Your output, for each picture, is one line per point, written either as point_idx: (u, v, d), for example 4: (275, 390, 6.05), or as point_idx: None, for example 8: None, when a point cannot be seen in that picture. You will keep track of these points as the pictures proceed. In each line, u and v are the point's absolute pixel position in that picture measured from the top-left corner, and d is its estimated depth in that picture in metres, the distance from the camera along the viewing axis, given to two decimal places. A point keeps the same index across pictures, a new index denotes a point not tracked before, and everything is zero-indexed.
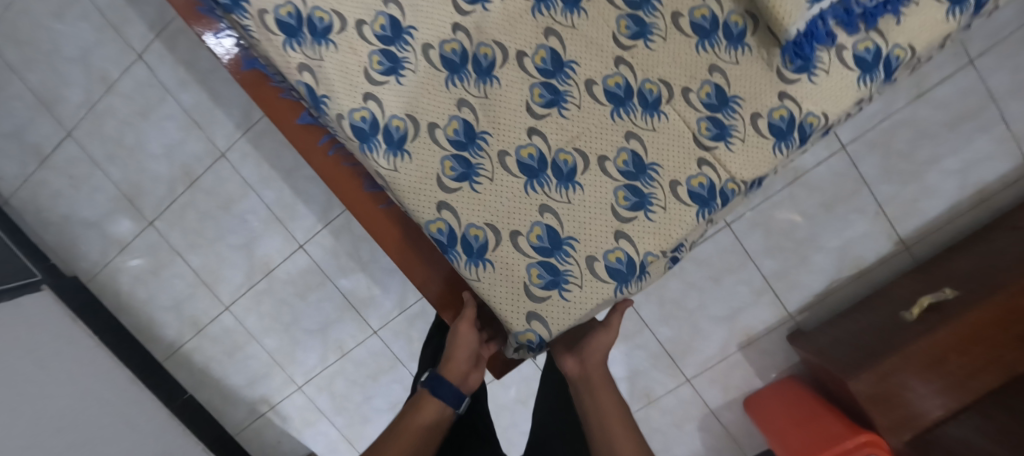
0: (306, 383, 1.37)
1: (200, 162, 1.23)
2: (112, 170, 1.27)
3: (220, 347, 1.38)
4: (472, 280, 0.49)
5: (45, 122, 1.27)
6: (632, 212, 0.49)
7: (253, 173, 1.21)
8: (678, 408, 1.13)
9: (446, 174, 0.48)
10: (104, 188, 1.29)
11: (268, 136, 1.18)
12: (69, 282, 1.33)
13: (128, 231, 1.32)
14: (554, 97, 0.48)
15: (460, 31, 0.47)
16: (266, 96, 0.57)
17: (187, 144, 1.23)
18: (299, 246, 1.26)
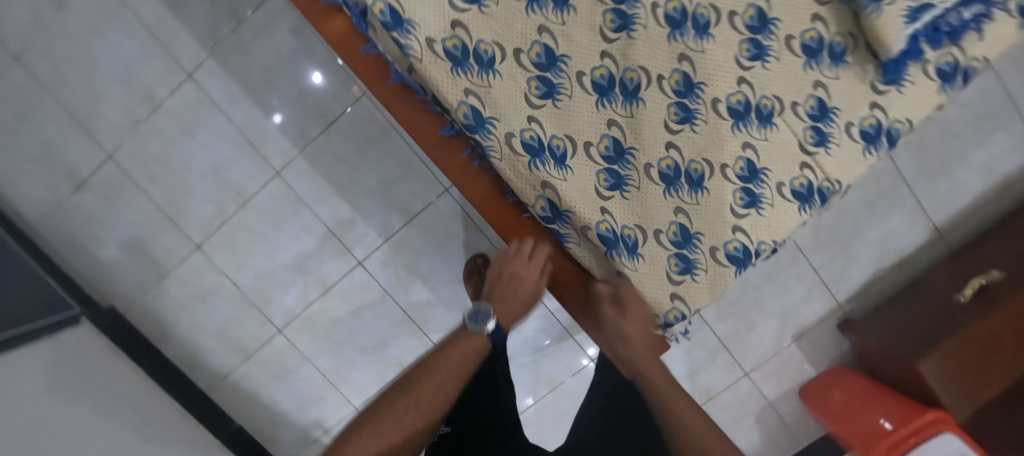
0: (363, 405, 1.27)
1: (253, 180, 1.07)
2: (146, 184, 1.08)
3: (268, 371, 1.23)
4: (629, 272, 0.58)
5: (3, 121, 1.04)
6: (745, 209, 0.57)
7: (308, 187, 1.07)
8: (735, 404, 1.17)
9: (601, 184, 0.57)
10: (133, 204, 1.09)
11: (326, 148, 1.05)
12: (105, 314, 1.15)
13: (156, 248, 1.13)
14: (686, 115, 0.56)
15: (608, 58, 0.55)
16: (408, 110, 0.57)
17: (237, 161, 1.06)
18: (357, 262, 1.15)
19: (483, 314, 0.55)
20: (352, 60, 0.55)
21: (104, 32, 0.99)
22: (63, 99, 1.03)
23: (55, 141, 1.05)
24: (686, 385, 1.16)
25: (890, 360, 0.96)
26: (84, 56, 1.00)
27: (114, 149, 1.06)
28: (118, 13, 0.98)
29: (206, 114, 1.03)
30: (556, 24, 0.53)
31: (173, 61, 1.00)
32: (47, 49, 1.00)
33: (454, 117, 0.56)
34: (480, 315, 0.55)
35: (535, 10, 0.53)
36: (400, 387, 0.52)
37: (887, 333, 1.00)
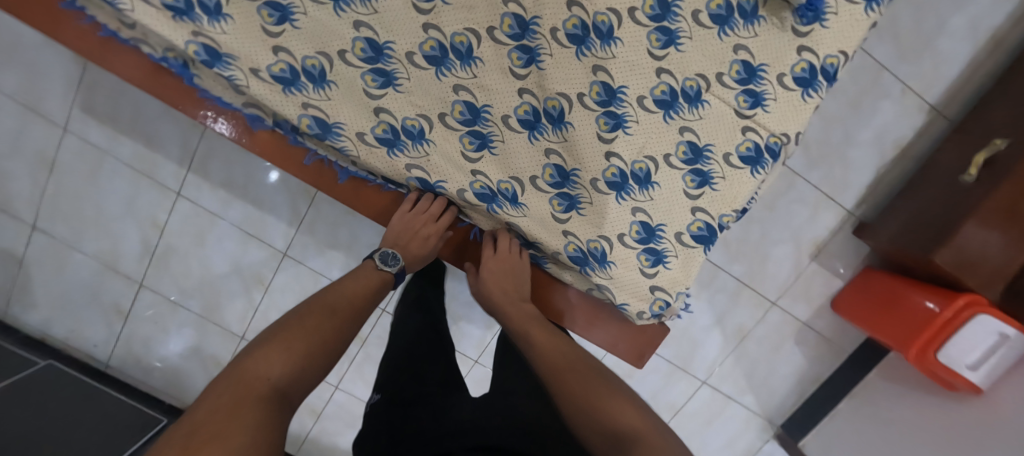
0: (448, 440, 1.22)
1: (267, 265, 1.15)
2: (170, 298, 1.18)
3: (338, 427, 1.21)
4: (607, 280, 0.62)
5: (47, 281, 1.16)
6: (699, 189, 0.59)
7: (317, 259, 1.14)
8: (772, 333, 1.18)
9: (556, 209, 0.61)
10: (167, 320, 1.20)
11: (319, 220, 1.10)
12: None
13: (201, 352, 1.23)
14: (616, 121, 0.57)
15: (527, 93, 0.57)
16: (368, 195, 0.64)
17: (248, 255, 1.14)
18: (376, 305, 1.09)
19: (392, 256, 0.62)
20: (301, 169, 0.62)
21: (96, 178, 1.08)
22: (86, 247, 1.14)
23: (93, 284, 1.17)
24: (719, 330, 1.17)
25: (912, 259, 0.94)
26: (89, 204, 1.10)
27: (141, 277, 1.16)
28: (102, 158, 1.06)
29: (205, 221, 1.10)
30: (469, 78, 0.56)
31: (161, 184, 1.08)
32: (58, 208, 1.11)
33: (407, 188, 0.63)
34: (390, 255, 0.62)
35: (445, 73, 0.56)
36: (307, 307, 0.51)
37: (898, 232, 0.97)
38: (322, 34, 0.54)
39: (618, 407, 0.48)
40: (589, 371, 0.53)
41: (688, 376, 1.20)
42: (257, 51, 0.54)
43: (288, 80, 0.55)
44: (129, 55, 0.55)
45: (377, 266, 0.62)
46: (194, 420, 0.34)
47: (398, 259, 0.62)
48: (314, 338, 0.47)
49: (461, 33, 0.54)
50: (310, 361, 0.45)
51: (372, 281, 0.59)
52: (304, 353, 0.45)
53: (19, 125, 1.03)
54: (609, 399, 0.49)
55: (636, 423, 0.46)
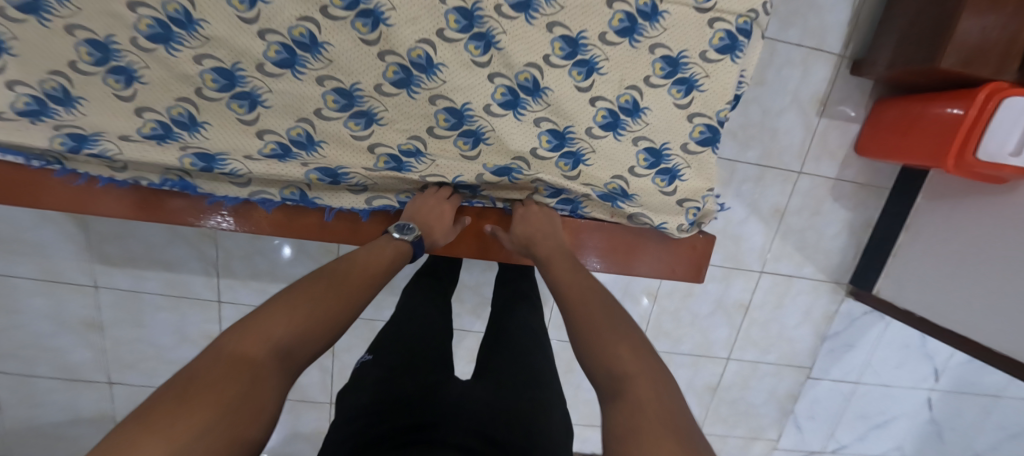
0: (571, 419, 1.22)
1: None
2: None
3: None
4: (636, 211, 0.65)
5: None
6: (687, 97, 0.60)
7: None
8: (807, 200, 1.16)
9: (563, 169, 0.62)
10: None
11: None
12: None
13: None
14: (587, 67, 0.58)
15: (498, 76, 0.57)
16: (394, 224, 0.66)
17: None
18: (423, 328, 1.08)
19: (409, 227, 0.57)
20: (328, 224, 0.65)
21: (142, 319, 1.13)
22: (160, 381, 1.20)
23: None
24: (755, 217, 1.16)
25: (916, 72, 0.93)
26: (146, 343, 1.16)
27: None
28: (138, 299, 1.11)
29: None
30: (440, 85, 0.57)
31: (198, 300, 1.13)
32: (121, 359, 1.17)
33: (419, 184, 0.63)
34: (409, 226, 0.57)
35: (416, 90, 0.57)
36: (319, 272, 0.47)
37: (897, 52, 0.96)
38: (295, 102, 0.57)
39: (617, 348, 0.42)
40: (606, 309, 0.48)
41: (743, 271, 1.21)
42: (244, 141, 0.58)
43: (281, 155, 0.59)
44: (130, 197, 0.60)
45: (393, 238, 0.56)
46: (183, 379, 0.33)
47: (417, 230, 0.57)
48: (320, 302, 0.43)
49: (415, 47, 0.55)
50: (318, 326, 0.41)
51: (386, 252, 0.53)
52: (308, 320, 0.41)
53: (57, 300, 1.09)
54: (614, 339, 0.43)
55: (631, 365, 0.40)
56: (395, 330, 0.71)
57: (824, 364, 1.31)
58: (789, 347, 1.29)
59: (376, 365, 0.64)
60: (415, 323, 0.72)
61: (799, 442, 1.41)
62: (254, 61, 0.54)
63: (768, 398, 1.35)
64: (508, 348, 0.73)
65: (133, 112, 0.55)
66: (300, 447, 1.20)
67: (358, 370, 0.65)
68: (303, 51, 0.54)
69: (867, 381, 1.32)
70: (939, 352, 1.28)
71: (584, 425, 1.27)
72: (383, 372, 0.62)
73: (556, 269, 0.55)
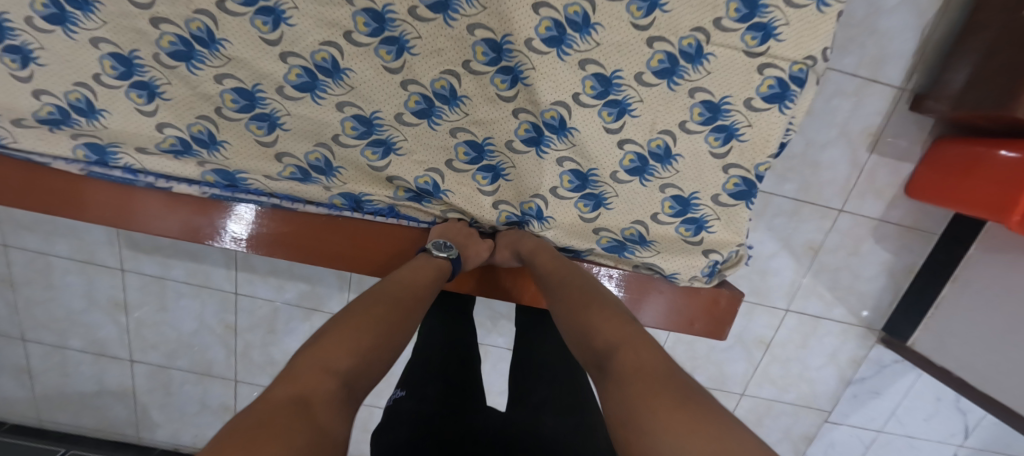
0: None
1: None
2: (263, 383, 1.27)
3: None
4: (653, 259, 0.62)
5: (162, 400, 1.29)
6: (725, 146, 0.55)
7: None
8: (846, 240, 1.06)
9: (582, 211, 0.59)
10: None
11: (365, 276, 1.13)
12: None
13: None
14: (619, 108, 0.54)
15: (524, 112, 0.54)
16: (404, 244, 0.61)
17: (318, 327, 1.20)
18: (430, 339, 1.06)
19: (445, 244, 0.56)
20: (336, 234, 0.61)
21: (165, 303, 1.17)
22: (178, 363, 1.24)
23: (200, 392, 1.28)
24: (787, 254, 1.08)
25: (986, 116, 0.81)
26: (166, 326, 1.20)
27: (235, 374, 1.26)
28: (162, 285, 1.14)
29: (269, 309, 1.16)
30: (461, 118, 0.55)
31: (218, 291, 1.15)
32: (143, 339, 1.21)
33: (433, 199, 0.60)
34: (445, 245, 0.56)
35: (438, 122, 0.55)
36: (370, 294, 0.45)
37: (968, 89, 0.83)
38: (314, 127, 0.55)
39: (603, 319, 0.41)
40: (585, 293, 0.47)
41: (768, 308, 1.12)
42: (263, 164, 0.57)
43: (300, 178, 0.58)
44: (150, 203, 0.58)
45: (432, 255, 0.55)
46: (262, 410, 0.28)
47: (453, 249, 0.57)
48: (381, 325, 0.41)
49: (439, 77, 0.53)
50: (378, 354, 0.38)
51: (427, 271, 0.52)
52: (371, 346, 0.38)
53: (88, 279, 1.14)
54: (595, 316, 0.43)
55: (617, 338, 0.38)
56: (421, 363, 0.69)
57: (846, 409, 1.22)
58: (810, 388, 1.21)
59: (411, 402, 0.60)
60: (439, 356, 0.70)
61: None
62: (275, 83, 0.52)
63: (781, 436, 1.27)
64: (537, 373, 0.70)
65: (155, 127, 0.55)
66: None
67: (391, 406, 0.61)
68: (325, 76, 0.52)
69: (890, 431, 1.23)
70: (975, 410, 1.18)
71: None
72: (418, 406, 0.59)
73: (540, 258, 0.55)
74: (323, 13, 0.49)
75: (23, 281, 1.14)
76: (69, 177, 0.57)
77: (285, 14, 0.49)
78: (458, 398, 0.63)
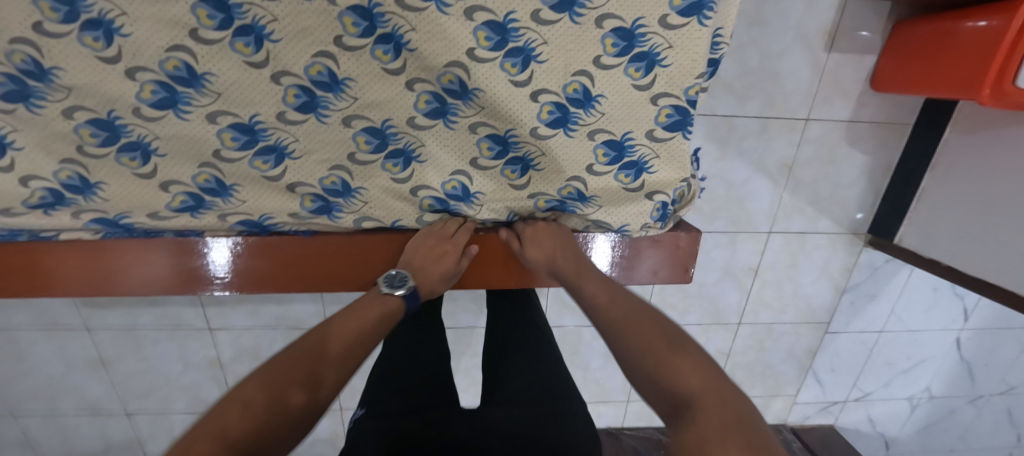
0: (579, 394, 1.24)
1: None
2: None
3: None
4: (598, 215, 0.57)
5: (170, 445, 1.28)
6: (648, 75, 0.49)
7: None
8: (819, 149, 1.01)
9: (511, 177, 0.54)
10: None
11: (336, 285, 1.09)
12: None
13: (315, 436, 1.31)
14: (522, 56, 0.47)
15: (419, 82, 0.48)
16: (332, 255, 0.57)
17: None
18: None
19: (401, 277, 0.53)
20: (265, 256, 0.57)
21: (143, 353, 1.13)
22: (174, 407, 1.22)
23: None
24: (762, 175, 1.02)
25: None
26: (152, 374, 1.16)
27: None
28: (134, 335, 1.11)
29: (248, 339, 1.12)
30: (352, 103, 0.48)
31: (192, 330, 1.11)
32: (133, 392, 1.18)
33: (339, 202, 0.53)
34: (398, 277, 0.53)
35: (325, 113, 0.48)
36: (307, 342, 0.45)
37: None
38: (190, 147, 0.49)
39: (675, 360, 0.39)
40: (646, 324, 0.44)
41: (751, 233, 1.08)
42: (148, 198, 0.51)
43: (193, 205, 0.52)
44: (118, 265, 0.56)
45: (383, 291, 0.52)
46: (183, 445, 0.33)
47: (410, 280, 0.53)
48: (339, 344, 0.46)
49: (313, 62, 0.46)
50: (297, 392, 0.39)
51: (373, 311, 0.49)
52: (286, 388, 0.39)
53: (57, 345, 1.10)
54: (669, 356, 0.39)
55: (696, 384, 0.36)
56: (388, 374, 0.68)
57: (845, 318, 1.20)
58: (806, 305, 1.19)
59: (372, 419, 0.60)
60: (402, 363, 0.69)
61: (821, 396, 1.34)
62: (128, 105, 0.46)
63: (786, 356, 1.27)
64: (507, 366, 0.71)
65: (17, 182, 0.48)
66: (322, 450, 1.20)
67: (353, 425, 0.61)
68: (184, 87, 0.46)
69: (891, 329, 1.22)
70: (970, 292, 1.17)
71: (597, 403, 1.27)
72: (380, 421, 0.59)
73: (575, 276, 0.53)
74: (156, 14, 0.43)
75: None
76: (28, 259, 0.54)
77: (115, 25, 0.43)
78: (428, 402, 0.64)
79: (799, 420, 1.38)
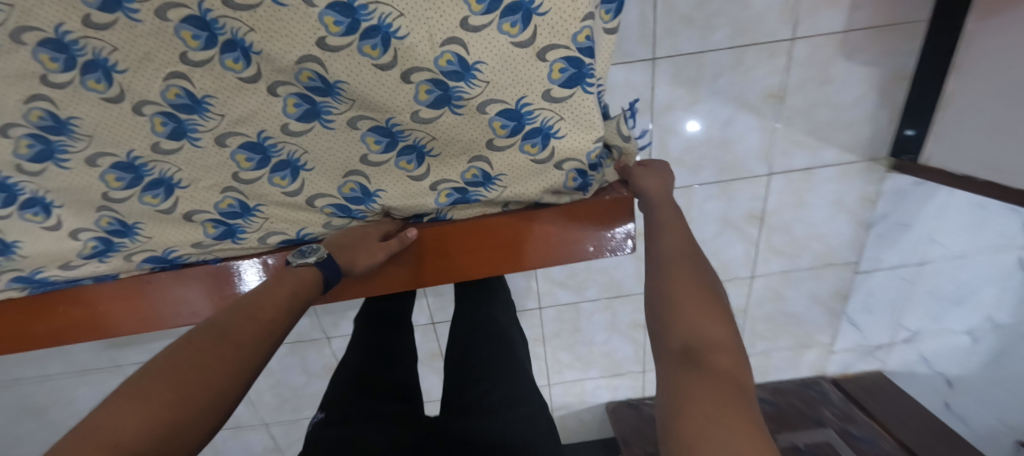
0: (588, 369, 1.21)
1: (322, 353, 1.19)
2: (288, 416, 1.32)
3: None
4: (509, 195, 0.53)
5: None
6: (528, 30, 0.42)
7: None
8: (812, 69, 0.85)
9: (407, 169, 0.51)
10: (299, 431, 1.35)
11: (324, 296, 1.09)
12: None
13: None
14: (380, 35, 0.41)
15: (282, 85, 0.44)
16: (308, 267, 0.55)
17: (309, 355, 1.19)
18: (433, 324, 1.05)
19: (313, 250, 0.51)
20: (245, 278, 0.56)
21: None
22: None
23: None
24: (747, 112, 0.89)
25: None
26: None
27: None
28: None
29: None
30: (220, 121, 0.46)
31: None
32: None
33: (244, 222, 0.52)
34: (311, 250, 0.51)
35: (196, 136, 0.46)
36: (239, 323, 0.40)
37: None
38: (81, 193, 0.49)
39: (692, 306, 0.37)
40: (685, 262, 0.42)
41: (747, 179, 0.96)
42: (61, 250, 0.52)
43: (105, 249, 0.53)
44: (162, 304, 0.57)
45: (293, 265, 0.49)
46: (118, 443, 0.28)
47: (322, 250, 0.51)
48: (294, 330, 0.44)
49: (168, 85, 0.44)
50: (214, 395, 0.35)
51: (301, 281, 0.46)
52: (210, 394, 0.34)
53: (96, 384, 1.20)
54: (687, 302, 0.37)
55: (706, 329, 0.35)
56: (343, 376, 0.58)
57: (875, 254, 1.07)
58: (824, 246, 1.06)
59: (328, 423, 0.50)
60: (363, 365, 0.59)
61: (859, 342, 1.21)
62: (10, 164, 0.46)
63: (811, 304, 1.15)
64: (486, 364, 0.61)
65: None
66: None
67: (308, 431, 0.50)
68: (55, 135, 0.45)
69: (934, 258, 1.07)
70: None
71: (610, 376, 1.23)
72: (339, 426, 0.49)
73: (658, 212, 0.49)
74: (2, 68, 0.41)
75: (43, 406, 1.21)
76: (79, 306, 0.56)
77: None
78: (392, 407, 0.54)
79: (839, 369, 1.27)
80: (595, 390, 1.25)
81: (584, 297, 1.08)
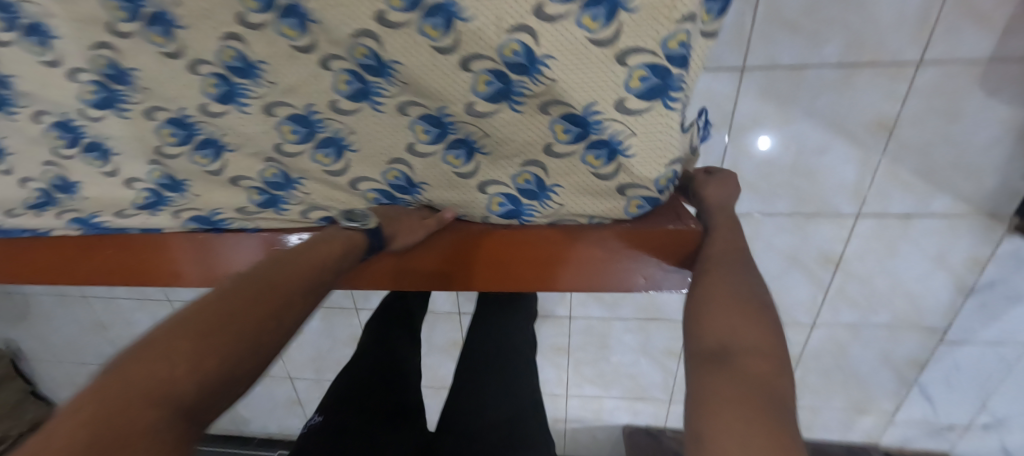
0: (610, 388, 1.15)
1: None
2: None
3: None
4: (561, 209, 0.49)
5: None
6: (610, 27, 0.35)
7: None
8: (938, 102, 0.70)
9: (455, 165, 0.47)
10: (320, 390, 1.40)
11: None
12: None
13: None
14: (441, 16, 0.36)
15: (336, 59, 0.41)
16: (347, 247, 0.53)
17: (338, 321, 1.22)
18: (461, 314, 1.03)
19: (362, 214, 0.51)
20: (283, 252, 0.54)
21: None
22: None
23: None
24: (844, 141, 0.76)
25: None
26: None
27: None
28: None
29: None
30: (271, 88, 0.44)
31: None
32: None
33: (288, 194, 0.51)
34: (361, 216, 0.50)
35: (245, 102, 0.45)
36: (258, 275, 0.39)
37: None
38: (137, 144, 0.49)
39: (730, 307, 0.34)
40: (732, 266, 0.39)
41: (829, 216, 0.84)
42: (117, 195, 0.53)
43: (155, 201, 0.53)
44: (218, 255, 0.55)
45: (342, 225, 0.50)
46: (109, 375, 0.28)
47: (371, 217, 0.50)
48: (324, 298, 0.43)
49: (223, 46, 0.42)
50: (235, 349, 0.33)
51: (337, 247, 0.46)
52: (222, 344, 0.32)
53: None
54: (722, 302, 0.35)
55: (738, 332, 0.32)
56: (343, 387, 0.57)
57: (970, 323, 0.92)
58: (907, 305, 0.92)
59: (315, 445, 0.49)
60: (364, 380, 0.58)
61: (928, 416, 1.06)
62: (74, 107, 0.47)
63: (879, 364, 1.02)
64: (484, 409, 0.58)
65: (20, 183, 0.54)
66: None
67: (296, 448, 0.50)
68: (117, 85, 0.45)
69: None
70: None
71: (633, 399, 1.16)
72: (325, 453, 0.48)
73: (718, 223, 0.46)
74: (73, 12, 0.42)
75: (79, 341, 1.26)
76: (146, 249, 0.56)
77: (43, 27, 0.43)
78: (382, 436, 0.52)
79: (895, 442, 1.14)
80: (615, 410, 1.19)
81: (619, 315, 1.01)
